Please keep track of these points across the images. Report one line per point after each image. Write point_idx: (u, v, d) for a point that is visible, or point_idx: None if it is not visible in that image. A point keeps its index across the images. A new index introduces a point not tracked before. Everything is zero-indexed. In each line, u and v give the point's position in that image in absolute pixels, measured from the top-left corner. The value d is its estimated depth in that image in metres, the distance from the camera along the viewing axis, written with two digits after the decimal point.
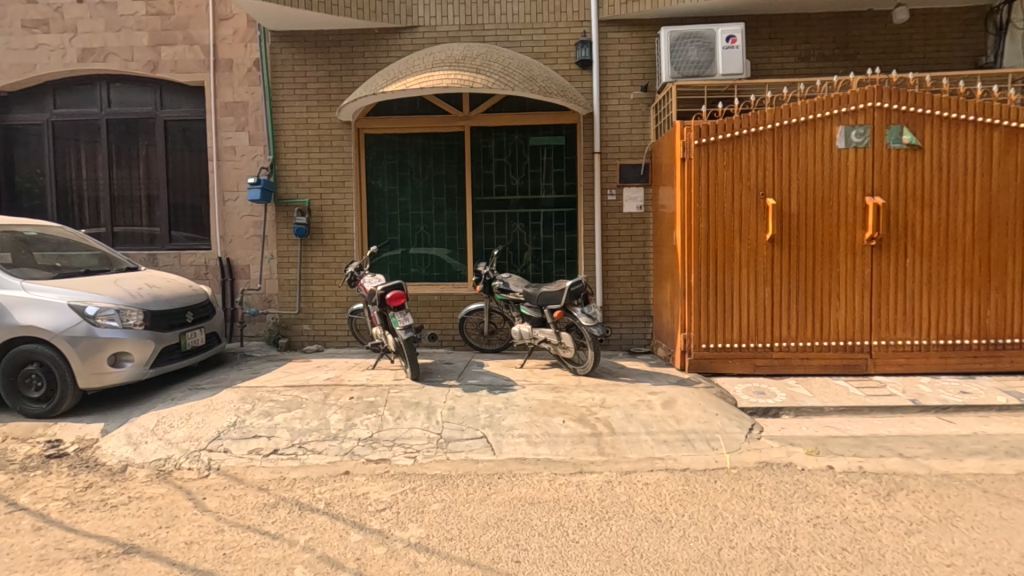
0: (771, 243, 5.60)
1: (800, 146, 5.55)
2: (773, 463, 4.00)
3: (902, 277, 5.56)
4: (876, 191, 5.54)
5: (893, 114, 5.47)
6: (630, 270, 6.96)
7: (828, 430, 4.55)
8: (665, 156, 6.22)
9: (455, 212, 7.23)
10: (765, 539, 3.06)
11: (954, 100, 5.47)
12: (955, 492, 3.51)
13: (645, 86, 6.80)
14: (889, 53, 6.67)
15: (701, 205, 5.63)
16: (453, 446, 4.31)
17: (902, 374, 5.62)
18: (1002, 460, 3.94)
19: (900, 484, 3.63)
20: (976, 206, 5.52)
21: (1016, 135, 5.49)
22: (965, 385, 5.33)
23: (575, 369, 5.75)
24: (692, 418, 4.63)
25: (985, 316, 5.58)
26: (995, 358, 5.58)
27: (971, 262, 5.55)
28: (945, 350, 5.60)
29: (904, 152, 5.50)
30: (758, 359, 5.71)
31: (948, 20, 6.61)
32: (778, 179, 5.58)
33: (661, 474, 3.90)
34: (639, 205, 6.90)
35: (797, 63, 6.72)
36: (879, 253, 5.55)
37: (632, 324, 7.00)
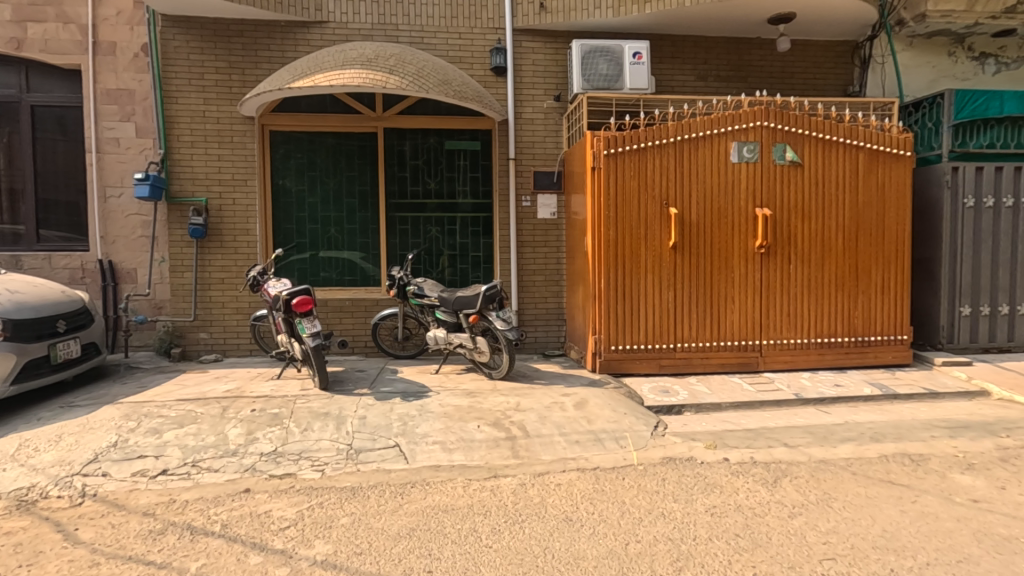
0: (673, 249, 5.95)
1: (698, 160, 5.94)
2: (676, 458, 4.23)
3: (786, 282, 6.10)
4: (764, 203, 6.04)
5: (777, 133, 6.01)
6: (544, 275, 7.10)
7: (724, 425, 4.89)
8: (576, 165, 6.43)
9: (368, 214, 7.02)
10: (668, 531, 3.22)
11: (827, 122, 6.10)
12: (830, 476, 3.89)
13: (558, 96, 6.98)
14: (775, 77, 7.31)
15: (610, 213, 5.87)
16: (364, 457, 4.16)
17: (788, 370, 6.17)
18: (868, 445, 4.42)
19: (784, 471, 3.98)
20: (846, 217, 6.18)
21: (878, 155, 6.21)
22: (839, 379, 5.94)
23: (491, 373, 5.76)
24: (602, 418, 4.81)
25: (855, 317, 6.25)
26: (862, 353, 6.28)
27: (842, 267, 6.20)
28: (822, 347, 6.21)
29: (787, 168, 6.05)
30: (663, 359, 6.03)
31: (823, 50, 7.36)
32: (680, 190, 5.94)
33: (573, 473, 4.00)
34: (552, 211, 7.06)
35: (697, 82, 7.19)
36: (767, 260, 6.06)
37: (547, 327, 7.14)
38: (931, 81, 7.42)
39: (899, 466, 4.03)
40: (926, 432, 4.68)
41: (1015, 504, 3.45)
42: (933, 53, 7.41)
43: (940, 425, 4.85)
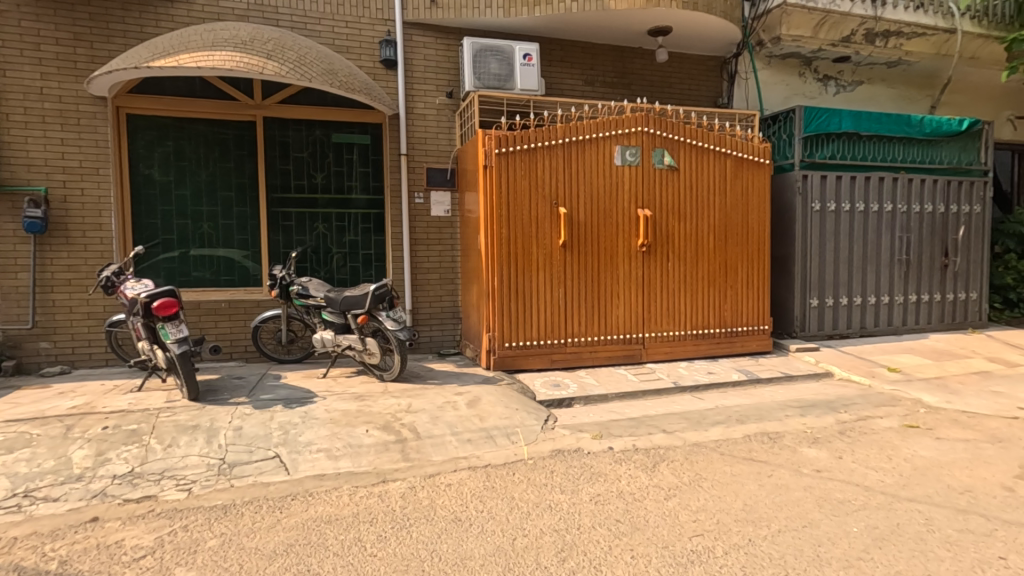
0: (563, 248, 6.13)
1: (585, 161, 6.17)
2: (565, 450, 4.36)
3: (665, 278, 6.53)
4: (646, 204, 6.41)
5: (656, 139, 6.41)
6: (439, 273, 7.02)
7: (610, 415, 5.13)
8: (469, 163, 6.43)
9: (247, 209, 6.52)
10: (554, 522, 3.31)
11: (699, 131, 6.60)
12: (701, 457, 4.22)
13: (450, 93, 6.92)
14: (655, 86, 7.79)
15: (501, 212, 5.94)
16: (238, 471, 3.85)
17: (668, 360, 6.61)
18: (734, 426, 4.85)
19: (662, 456, 4.25)
20: (716, 218, 6.73)
21: (743, 162, 6.83)
22: (711, 367, 6.47)
23: (382, 375, 5.59)
24: (494, 415, 4.86)
25: (725, 309, 6.83)
26: (731, 343, 6.88)
27: (714, 264, 6.75)
28: (698, 338, 6.73)
29: (665, 172, 6.46)
30: (555, 354, 6.20)
31: (696, 64, 7.96)
32: (568, 190, 6.14)
33: (464, 473, 3.99)
34: (446, 209, 6.99)
35: (585, 86, 7.47)
36: (648, 258, 6.44)
37: (442, 326, 7.07)
38: (786, 98, 8.30)
39: (759, 444, 4.46)
40: (781, 412, 5.23)
41: (849, 471, 3.94)
42: (787, 73, 8.29)
43: (792, 405, 5.44)
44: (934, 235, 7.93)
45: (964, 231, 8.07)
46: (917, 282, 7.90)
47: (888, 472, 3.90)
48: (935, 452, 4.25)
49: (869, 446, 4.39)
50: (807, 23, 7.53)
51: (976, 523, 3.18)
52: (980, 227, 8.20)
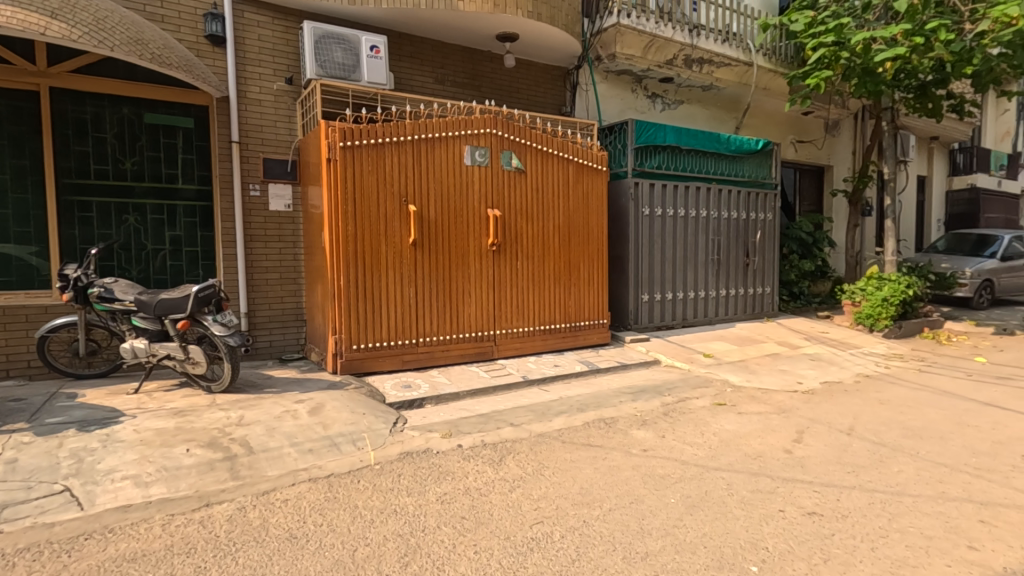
0: (413, 246, 6.03)
1: (435, 160, 6.14)
2: (413, 452, 4.29)
3: (514, 276, 6.75)
4: (495, 204, 6.56)
5: (504, 141, 6.59)
6: (279, 273, 6.50)
7: (460, 412, 5.17)
8: (311, 155, 6.05)
9: (29, 195, 5.44)
10: (399, 527, 3.23)
11: (544, 136, 6.92)
12: (545, 447, 4.43)
13: (290, 79, 6.44)
14: (505, 90, 8.02)
15: (347, 208, 5.69)
16: (10, 513, 3.18)
17: (518, 355, 6.85)
18: (575, 415, 5.17)
19: (509, 449, 4.37)
20: (560, 220, 7.12)
21: (583, 168, 7.31)
22: (557, 360, 6.84)
23: (209, 387, 5.01)
24: (339, 422, 4.61)
25: (569, 305, 7.27)
26: (575, 337, 7.35)
27: (559, 263, 7.14)
28: (545, 333, 7.07)
29: (513, 174, 6.68)
30: (406, 355, 6.08)
31: (542, 73, 8.35)
32: (418, 188, 6.06)
33: (303, 486, 3.72)
34: (286, 203, 6.49)
35: (436, 85, 7.45)
36: (498, 256, 6.59)
37: (284, 330, 6.56)
38: (621, 111, 9.07)
39: (596, 430, 4.81)
40: (617, 398, 5.70)
41: (670, 448, 4.40)
42: (621, 88, 9.06)
43: (626, 391, 5.96)
44: (739, 238, 9.23)
45: (761, 235, 9.50)
46: (726, 279, 9.14)
47: (701, 446, 4.43)
48: (737, 425, 4.93)
49: (686, 424, 4.96)
50: (638, 44, 8.27)
51: (764, 483, 3.74)
52: (772, 231, 9.70)
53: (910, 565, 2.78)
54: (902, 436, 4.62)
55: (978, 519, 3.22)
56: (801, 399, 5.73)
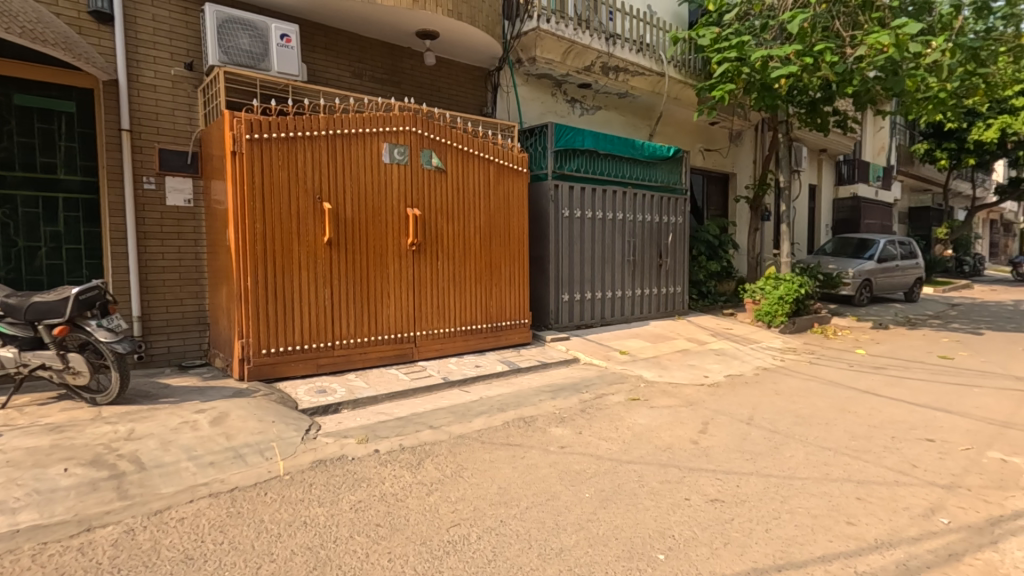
0: (328, 245, 5.80)
1: (351, 156, 5.94)
2: (327, 459, 4.12)
3: (435, 277, 6.67)
4: (415, 203, 6.44)
5: (424, 140, 6.49)
6: (178, 273, 6.02)
7: (377, 417, 5.03)
8: (215, 147, 5.66)
9: None
10: (308, 540, 3.08)
11: (465, 136, 6.89)
12: (464, 448, 4.41)
13: (190, 64, 5.99)
14: (425, 88, 7.91)
15: (255, 205, 5.38)
16: None
17: (439, 356, 6.77)
18: (496, 415, 5.18)
19: (427, 452, 4.31)
20: (481, 220, 7.12)
21: (504, 169, 7.36)
22: (478, 360, 6.84)
23: (93, 399, 4.55)
24: (245, 431, 4.34)
25: (490, 306, 7.29)
26: (497, 337, 7.38)
27: (480, 264, 7.13)
28: (467, 334, 7.05)
29: (433, 173, 6.59)
30: (320, 358, 5.83)
31: (463, 72, 8.32)
32: (333, 185, 5.84)
33: (202, 502, 3.46)
34: (187, 198, 6.02)
35: (353, 79, 7.21)
36: (418, 256, 6.48)
37: (184, 335, 6.09)
38: (541, 114, 9.22)
39: (516, 429, 4.85)
40: (537, 397, 5.78)
41: (586, 444, 4.52)
42: (542, 91, 9.21)
43: (546, 390, 6.06)
44: (652, 240, 9.67)
45: (672, 237, 10.01)
46: (641, 279, 9.55)
47: (615, 441, 4.59)
48: (649, 419, 5.15)
49: (602, 419, 5.12)
50: (557, 49, 8.44)
51: (672, 474, 3.93)
52: (683, 234, 10.24)
53: (798, 543, 3.02)
54: (793, 423, 5.02)
55: (856, 497, 3.56)
56: (707, 392, 6.08)
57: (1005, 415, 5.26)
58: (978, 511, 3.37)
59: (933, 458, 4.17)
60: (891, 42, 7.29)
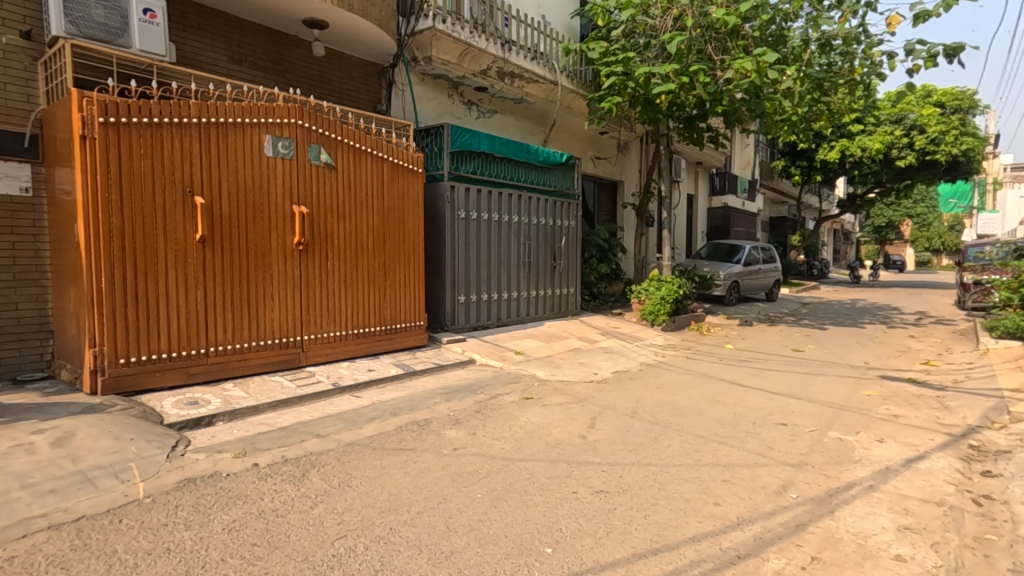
0: (201, 243, 5.31)
1: (228, 148, 5.49)
2: (197, 477, 3.77)
3: (324, 278, 6.35)
4: (301, 200, 6.09)
5: (311, 134, 6.16)
6: (12, 273, 5.19)
7: (257, 428, 4.69)
8: (60, 130, 4.97)
9: None
10: (172, 568, 2.79)
11: (356, 132, 6.64)
12: (353, 456, 4.24)
13: (27, 33, 5.21)
14: (313, 80, 7.54)
15: (110, 197, 4.80)
16: None
17: (328, 361, 6.46)
18: (388, 420, 5.05)
19: (313, 463, 4.09)
20: (374, 219, 6.90)
21: (398, 168, 7.19)
22: (371, 364, 6.62)
23: None
24: (96, 452, 3.84)
25: (384, 308, 7.08)
26: (391, 339, 7.20)
27: (373, 264, 6.91)
28: (359, 337, 6.79)
29: (322, 169, 6.28)
30: (192, 367, 5.32)
31: (355, 66, 8.04)
32: (206, 178, 5.36)
33: (38, 536, 3.00)
34: (23, 186, 5.22)
35: (231, 64, 6.69)
36: (305, 256, 6.13)
37: (21, 345, 5.27)
38: (437, 114, 9.15)
39: (409, 433, 4.75)
40: (431, 399, 5.71)
41: (480, 444, 4.54)
42: (438, 92, 9.15)
43: (441, 392, 6.01)
44: (546, 242, 9.96)
45: (565, 240, 10.37)
46: (536, 280, 9.80)
47: (508, 440, 4.66)
48: (541, 417, 5.29)
49: (496, 419, 5.17)
50: (453, 50, 8.43)
51: (561, 468, 4.07)
52: (575, 237, 10.65)
53: (672, 526, 3.25)
54: (672, 414, 5.41)
55: (722, 479, 3.90)
56: (596, 388, 6.38)
57: (842, 398, 6.05)
58: (819, 484, 3.84)
59: (786, 440, 4.70)
60: (753, 68, 8.13)
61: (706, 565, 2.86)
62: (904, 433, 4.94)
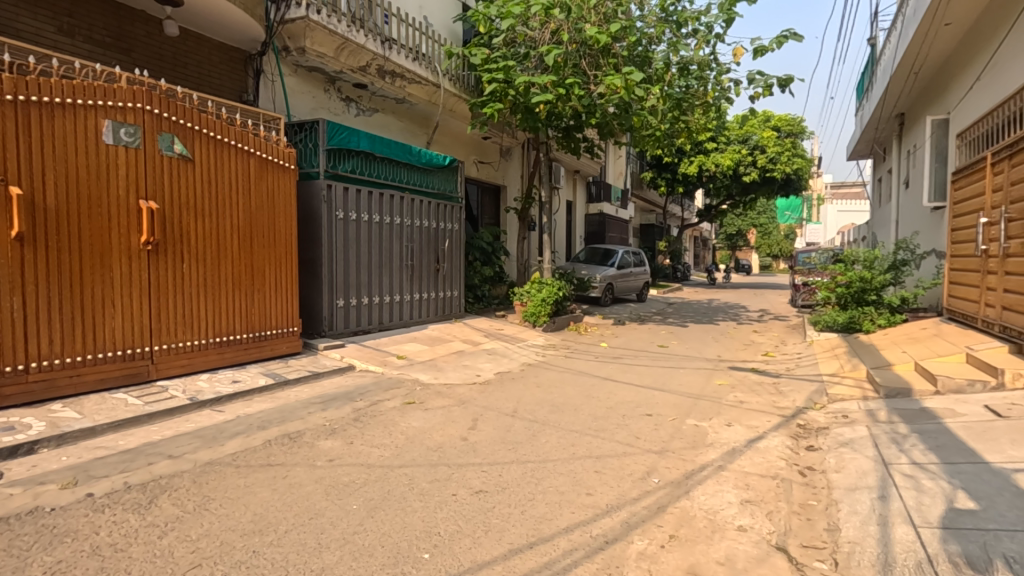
0: (19, 241, 4.55)
1: (55, 131, 4.76)
2: (11, 515, 3.20)
3: (179, 281, 5.73)
4: (150, 195, 5.45)
5: (162, 121, 5.54)
6: None
7: (94, 453, 4.10)
8: None
9: None
10: None
11: (217, 123, 6.09)
12: (213, 476, 3.87)
13: None
14: (166, 62, 6.84)
15: None
16: None
17: (185, 374, 5.84)
18: (255, 434, 4.67)
19: (164, 487, 3.66)
20: (239, 218, 6.36)
21: (267, 163, 6.71)
22: (236, 375, 6.10)
23: None
24: None
25: (251, 313, 6.56)
26: (259, 347, 6.69)
27: (238, 266, 6.37)
28: (221, 346, 6.22)
29: (175, 161, 5.67)
30: (7, 387, 4.52)
31: (216, 50, 7.41)
32: (26, 165, 4.60)
33: None
34: None
35: (60, 36, 5.82)
36: (156, 257, 5.50)
37: None
38: (312, 109, 8.70)
39: (278, 447, 4.44)
40: (305, 410, 5.39)
41: (356, 454, 4.37)
42: (312, 85, 8.70)
43: (316, 401, 5.70)
44: (430, 245, 9.87)
45: (449, 243, 10.36)
46: (419, 283, 9.67)
47: (387, 447, 4.53)
48: (423, 421, 5.22)
49: (375, 426, 5.01)
50: (329, 43, 8.05)
51: (441, 472, 4.05)
52: (458, 240, 10.68)
53: (547, 519, 3.37)
54: (550, 412, 5.61)
55: (595, 470, 4.13)
56: (478, 390, 6.45)
57: (698, 388, 6.70)
58: (679, 468, 4.20)
59: (651, 430, 5.09)
60: (622, 84, 8.74)
61: (577, 554, 2.99)
62: (748, 416, 5.59)
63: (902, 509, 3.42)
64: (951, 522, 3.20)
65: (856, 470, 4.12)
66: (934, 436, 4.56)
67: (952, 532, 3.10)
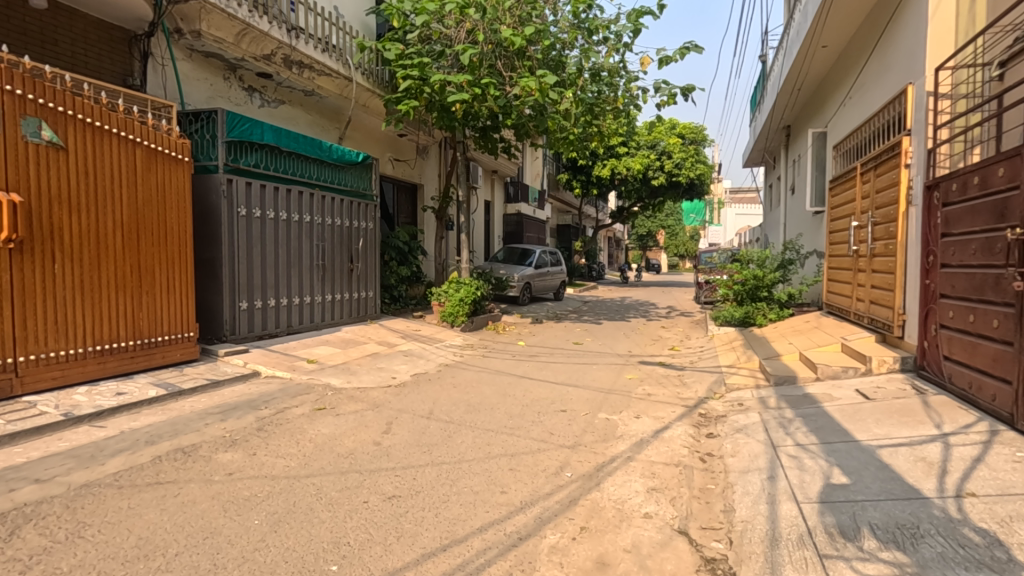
0: None
1: None
2: None
3: (50, 284, 5.11)
4: (11, 186, 4.81)
5: (27, 103, 4.91)
6: None
7: None
8: None
9: None
10: None
11: (95, 108, 5.50)
12: (89, 500, 3.48)
13: None
14: (31, 36, 6.10)
15: None
16: None
17: (56, 388, 5.22)
18: (141, 451, 4.26)
19: (28, 516, 3.24)
20: (122, 213, 5.78)
21: (156, 155, 6.16)
22: (121, 387, 5.55)
23: None
24: None
25: (139, 318, 5.99)
26: (149, 355, 6.13)
27: (122, 268, 5.79)
28: (102, 355, 5.63)
29: (43, 148, 5.05)
30: None
31: (94, 28, 6.73)
32: None
33: None
34: None
35: None
36: (19, 256, 4.86)
37: None
38: (208, 97, 8.09)
39: (170, 463, 4.09)
40: (202, 421, 5.01)
41: (260, 465, 4.12)
42: (209, 72, 8.10)
43: (214, 411, 5.31)
44: (343, 244, 9.52)
45: (363, 243, 10.04)
46: (332, 284, 9.30)
47: (293, 456, 4.31)
48: (333, 427, 5.01)
49: (281, 435, 4.75)
50: (228, 28, 7.52)
51: (352, 479, 3.91)
52: (373, 239, 10.38)
53: (460, 520, 3.35)
54: (465, 412, 5.59)
55: (509, 468, 4.16)
56: (393, 393, 6.29)
57: (609, 383, 6.96)
58: (589, 461, 4.33)
59: (565, 425, 5.22)
60: (536, 87, 8.86)
61: (490, 553, 3.00)
62: (655, 408, 5.88)
63: (787, 488, 3.73)
64: (827, 496, 3.54)
65: (749, 454, 4.46)
66: (815, 419, 5.03)
67: (828, 505, 3.42)
